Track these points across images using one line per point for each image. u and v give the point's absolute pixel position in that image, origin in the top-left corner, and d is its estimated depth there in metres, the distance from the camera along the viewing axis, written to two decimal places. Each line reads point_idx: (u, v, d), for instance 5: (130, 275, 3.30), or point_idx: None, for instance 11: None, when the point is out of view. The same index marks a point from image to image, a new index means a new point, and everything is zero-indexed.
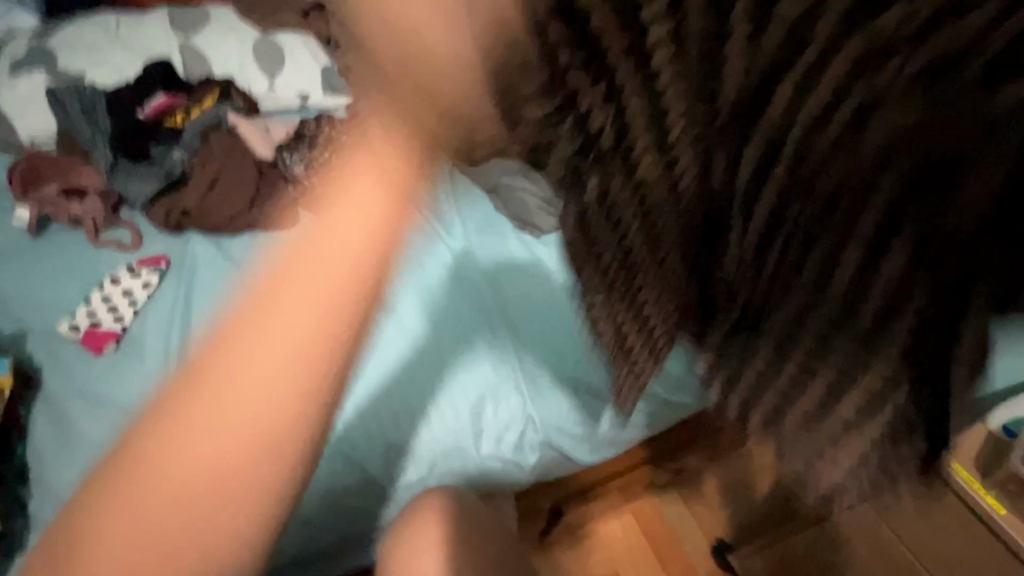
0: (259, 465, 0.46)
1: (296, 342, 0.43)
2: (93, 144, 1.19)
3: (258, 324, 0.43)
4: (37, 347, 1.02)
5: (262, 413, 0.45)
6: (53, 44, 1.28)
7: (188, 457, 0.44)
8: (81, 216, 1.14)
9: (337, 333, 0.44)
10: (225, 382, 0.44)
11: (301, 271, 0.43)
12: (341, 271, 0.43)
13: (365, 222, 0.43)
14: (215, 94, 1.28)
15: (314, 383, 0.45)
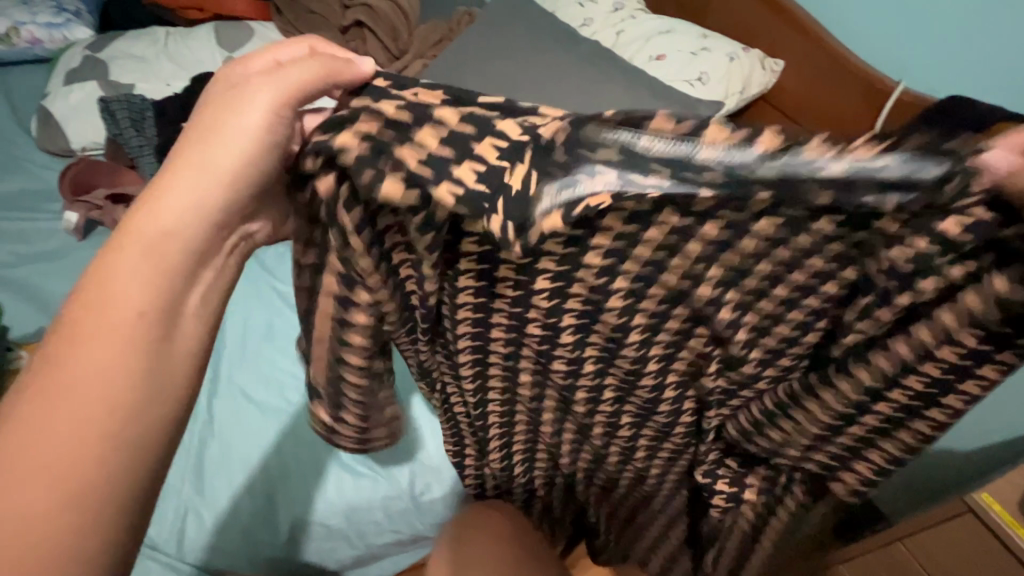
0: (118, 404, 0.45)
1: (155, 263, 0.48)
2: (138, 152, 1.17)
3: (118, 257, 0.47)
4: None
5: (113, 345, 0.46)
6: (107, 56, 1.34)
7: (49, 434, 0.42)
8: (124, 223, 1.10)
9: (195, 238, 0.50)
10: (87, 328, 0.45)
11: (173, 192, 0.49)
12: (218, 187, 0.50)
13: (248, 135, 0.50)
14: None
15: (169, 284, 0.49)
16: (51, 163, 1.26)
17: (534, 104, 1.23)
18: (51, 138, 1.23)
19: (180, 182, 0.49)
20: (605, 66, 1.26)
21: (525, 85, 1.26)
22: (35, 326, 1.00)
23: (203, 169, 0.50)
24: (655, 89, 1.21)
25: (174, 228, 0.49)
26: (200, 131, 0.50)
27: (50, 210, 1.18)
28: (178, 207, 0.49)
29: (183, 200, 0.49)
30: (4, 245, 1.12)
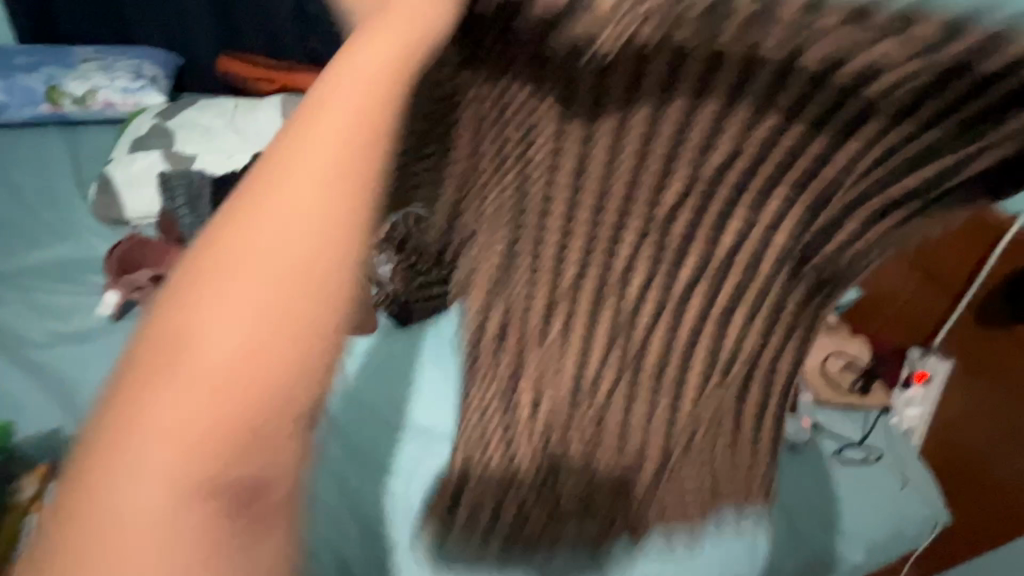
0: (261, 469, 0.29)
1: (289, 317, 0.29)
2: (193, 230, 1.09)
3: (199, 308, 0.28)
4: None
5: (219, 420, 0.27)
6: (175, 125, 1.34)
7: (105, 521, 0.26)
8: None
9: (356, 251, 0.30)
10: (154, 415, 0.27)
11: (275, 197, 0.29)
12: (352, 190, 0.30)
13: (339, 129, 0.30)
14: None
15: (324, 343, 0.29)
16: (102, 230, 1.16)
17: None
18: (106, 205, 1.16)
19: (268, 208, 0.29)
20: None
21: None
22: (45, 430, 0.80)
23: (309, 142, 0.30)
24: None
25: (280, 272, 0.29)
26: (296, 131, 0.30)
27: (85, 284, 1.03)
28: (282, 211, 0.29)
29: (304, 180, 0.29)
30: (39, 320, 0.96)
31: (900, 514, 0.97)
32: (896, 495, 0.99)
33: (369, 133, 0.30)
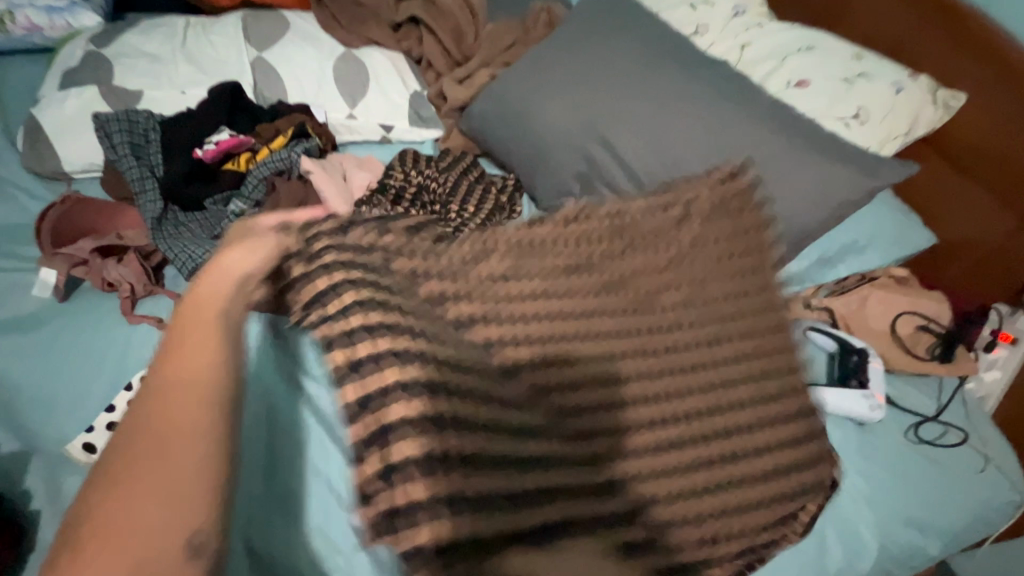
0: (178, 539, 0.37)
1: (138, 458, 0.38)
2: (139, 186, 0.89)
3: (125, 483, 0.38)
4: (41, 480, 0.65)
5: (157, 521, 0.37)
6: (113, 52, 1.09)
7: None
8: (117, 280, 0.81)
9: (208, 412, 0.41)
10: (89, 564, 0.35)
11: (157, 401, 0.41)
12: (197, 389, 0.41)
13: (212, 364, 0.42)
14: (288, 128, 1.00)
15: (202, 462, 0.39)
16: (37, 189, 0.96)
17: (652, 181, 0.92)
18: (39, 157, 0.96)
19: (162, 399, 0.41)
20: (736, 114, 0.91)
21: (628, 143, 0.94)
22: None
23: (176, 365, 0.42)
24: (855, 153, 0.87)
25: (156, 431, 0.40)
26: (168, 358, 0.42)
27: (24, 256, 0.86)
28: (160, 403, 0.40)
29: (178, 385, 0.41)
30: None
31: (982, 496, 0.86)
32: (976, 474, 0.87)
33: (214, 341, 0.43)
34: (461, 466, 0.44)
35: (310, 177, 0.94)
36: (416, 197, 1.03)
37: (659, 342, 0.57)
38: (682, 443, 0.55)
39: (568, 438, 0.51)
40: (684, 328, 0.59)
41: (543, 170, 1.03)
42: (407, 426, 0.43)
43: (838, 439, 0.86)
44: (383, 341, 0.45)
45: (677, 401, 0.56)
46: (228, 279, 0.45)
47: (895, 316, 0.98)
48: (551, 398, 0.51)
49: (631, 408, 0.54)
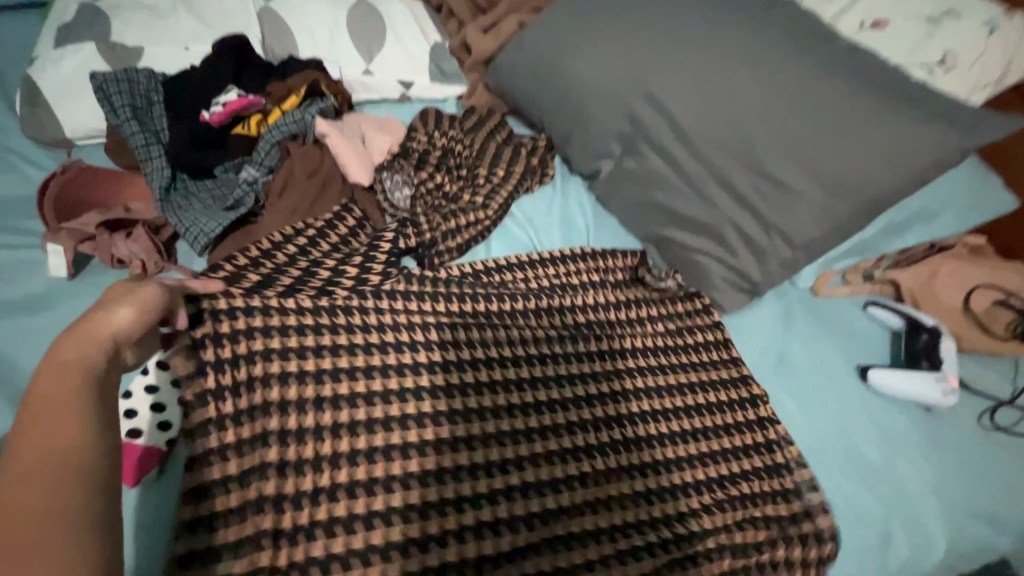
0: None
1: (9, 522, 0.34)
2: (144, 153, 0.82)
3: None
4: None
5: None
6: (109, 4, 1.00)
7: None
8: (127, 256, 0.76)
9: (83, 464, 0.38)
10: None
11: (15, 459, 0.37)
12: (58, 445, 0.38)
13: (87, 425, 0.40)
14: (301, 86, 0.92)
15: (78, 511, 0.36)
16: (39, 158, 0.90)
17: (706, 142, 0.83)
18: (38, 123, 0.89)
19: (14, 464, 0.36)
20: (810, 59, 0.79)
21: (680, 97, 0.83)
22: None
23: (38, 429, 0.38)
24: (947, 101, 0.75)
25: (16, 492, 0.35)
26: (24, 425, 0.39)
27: (31, 232, 0.81)
28: (22, 461, 0.37)
29: (33, 444, 0.38)
30: None
31: None
32: None
33: (83, 398, 0.41)
34: (432, 496, 0.60)
35: (325, 141, 0.86)
36: (441, 161, 0.95)
37: (596, 392, 0.74)
38: (618, 473, 0.69)
39: (534, 487, 0.65)
40: (602, 381, 0.75)
41: (580, 130, 0.93)
42: (275, 469, 0.56)
43: (902, 427, 0.79)
44: (261, 418, 0.58)
45: (606, 434, 0.71)
46: (80, 344, 0.45)
47: (969, 289, 0.89)
48: (499, 457, 0.65)
49: (573, 436, 0.69)
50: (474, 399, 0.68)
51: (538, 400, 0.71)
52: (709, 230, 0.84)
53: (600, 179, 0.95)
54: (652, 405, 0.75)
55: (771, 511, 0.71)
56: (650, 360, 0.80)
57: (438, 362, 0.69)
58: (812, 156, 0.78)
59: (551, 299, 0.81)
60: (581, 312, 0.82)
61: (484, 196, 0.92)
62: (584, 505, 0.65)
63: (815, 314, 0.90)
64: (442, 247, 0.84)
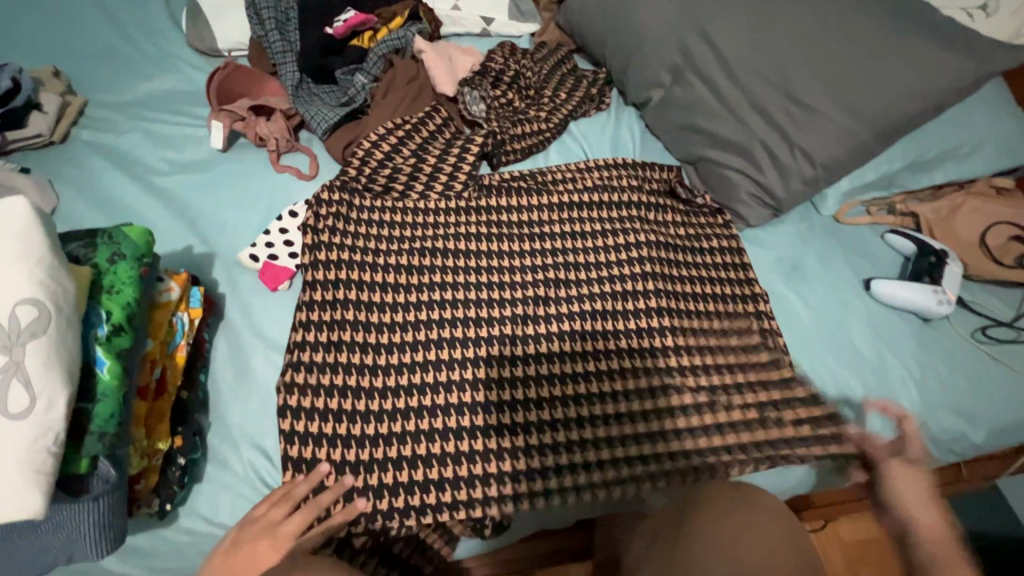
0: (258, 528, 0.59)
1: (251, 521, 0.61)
2: (281, 59, 1.03)
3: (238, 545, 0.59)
4: (222, 275, 0.84)
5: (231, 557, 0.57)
6: None
7: None
8: (266, 136, 0.98)
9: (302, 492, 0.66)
10: None
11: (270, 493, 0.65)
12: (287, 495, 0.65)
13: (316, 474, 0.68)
14: (404, 11, 1.11)
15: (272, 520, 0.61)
16: (198, 62, 1.13)
17: (746, 71, 0.94)
18: (199, 34, 1.12)
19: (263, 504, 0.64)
20: None
21: (727, 32, 0.95)
22: (179, 246, 0.86)
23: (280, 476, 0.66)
24: (967, 41, 0.84)
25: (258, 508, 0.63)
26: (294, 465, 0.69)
27: (195, 115, 1.05)
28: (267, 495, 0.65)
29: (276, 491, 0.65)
30: (155, 149, 0.99)
31: None
32: None
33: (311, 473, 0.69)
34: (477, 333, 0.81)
35: (421, 56, 1.05)
36: (513, 82, 1.11)
37: (620, 274, 0.90)
38: (632, 334, 0.85)
39: (555, 334, 0.84)
40: (623, 263, 0.91)
41: (636, 61, 1.06)
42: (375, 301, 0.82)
43: (898, 331, 0.90)
44: (358, 272, 0.83)
45: (622, 303, 0.87)
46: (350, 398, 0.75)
47: (988, 225, 0.96)
48: (530, 312, 0.84)
49: (590, 298, 0.87)
50: (523, 273, 0.88)
51: (573, 278, 0.89)
52: (741, 148, 0.96)
53: (650, 107, 1.07)
54: (668, 290, 0.90)
55: (754, 382, 0.85)
56: (672, 257, 0.94)
57: (491, 247, 0.90)
58: (839, 82, 0.88)
59: (594, 202, 0.97)
60: (618, 216, 0.97)
61: (547, 113, 1.07)
62: (601, 352, 0.83)
63: (835, 236, 1.01)
64: (509, 148, 1.01)
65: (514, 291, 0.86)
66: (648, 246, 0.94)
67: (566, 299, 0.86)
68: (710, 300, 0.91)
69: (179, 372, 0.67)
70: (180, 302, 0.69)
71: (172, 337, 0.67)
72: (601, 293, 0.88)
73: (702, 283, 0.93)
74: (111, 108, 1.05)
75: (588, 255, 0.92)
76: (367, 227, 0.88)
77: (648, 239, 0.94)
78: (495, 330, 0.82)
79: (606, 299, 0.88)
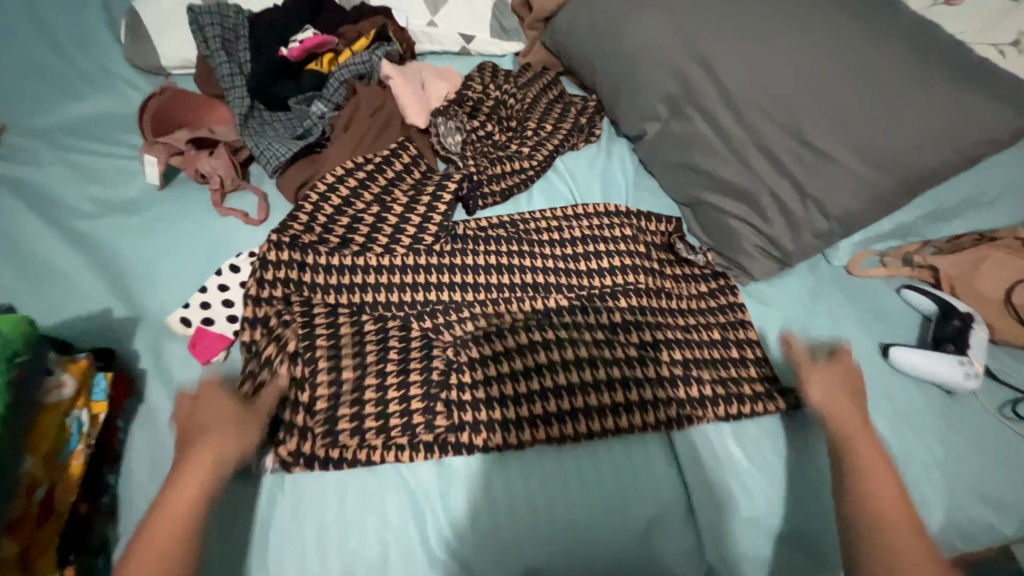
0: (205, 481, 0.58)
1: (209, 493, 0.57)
2: (228, 83, 0.91)
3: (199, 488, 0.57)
4: (146, 344, 0.71)
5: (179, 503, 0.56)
6: None
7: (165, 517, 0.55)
8: (208, 172, 0.86)
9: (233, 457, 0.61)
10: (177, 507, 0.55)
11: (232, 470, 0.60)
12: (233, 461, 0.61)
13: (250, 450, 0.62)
14: (371, 30, 0.99)
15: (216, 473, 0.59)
16: (137, 82, 1.00)
17: (752, 108, 0.84)
18: (139, 50, 0.99)
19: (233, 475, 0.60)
20: (868, 30, 0.78)
21: (731, 62, 0.84)
22: (98, 308, 0.73)
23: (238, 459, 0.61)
24: (1002, 84, 0.74)
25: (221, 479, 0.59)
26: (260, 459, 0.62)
27: (129, 146, 0.92)
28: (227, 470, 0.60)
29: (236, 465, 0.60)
30: (79, 184, 0.86)
31: None
32: None
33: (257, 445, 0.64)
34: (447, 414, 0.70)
35: (389, 83, 0.94)
36: (493, 110, 1.00)
37: (616, 331, 0.80)
38: (634, 409, 0.75)
39: (538, 414, 0.72)
40: (617, 322, 0.80)
41: (629, 89, 0.95)
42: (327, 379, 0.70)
43: (916, 403, 0.81)
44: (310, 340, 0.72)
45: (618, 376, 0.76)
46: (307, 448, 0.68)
47: (1013, 283, 0.85)
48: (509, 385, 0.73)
49: (581, 369, 0.76)
50: (501, 336, 0.76)
51: (564, 343, 0.77)
52: (746, 195, 0.86)
53: (644, 141, 0.96)
54: (671, 357, 0.80)
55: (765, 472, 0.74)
56: (668, 322, 0.83)
57: (464, 308, 0.78)
58: (857, 127, 0.78)
59: (581, 254, 0.87)
60: (611, 279, 0.86)
61: (532, 147, 0.96)
62: (598, 419, 0.73)
63: (845, 290, 0.91)
64: (487, 189, 0.90)
65: (489, 360, 0.74)
66: (644, 311, 0.82)
67: (553, 368, 0.75)
68: (713, 372, 0.80)
69: (74, 489, 0.54)
70: (77, 397, 0.56)
71: (63, 444, 0.54)
72: (590, 364, 0.76)
73: (705, 351, 0.82)
74: (32, 133, 0.92)
75: (575, 316, 0.80)
76: (322, 285, 0.77)
77: (642, 302, 0.83)
78: (467, 408, 0.70)
79: (598, 372, 0.76)
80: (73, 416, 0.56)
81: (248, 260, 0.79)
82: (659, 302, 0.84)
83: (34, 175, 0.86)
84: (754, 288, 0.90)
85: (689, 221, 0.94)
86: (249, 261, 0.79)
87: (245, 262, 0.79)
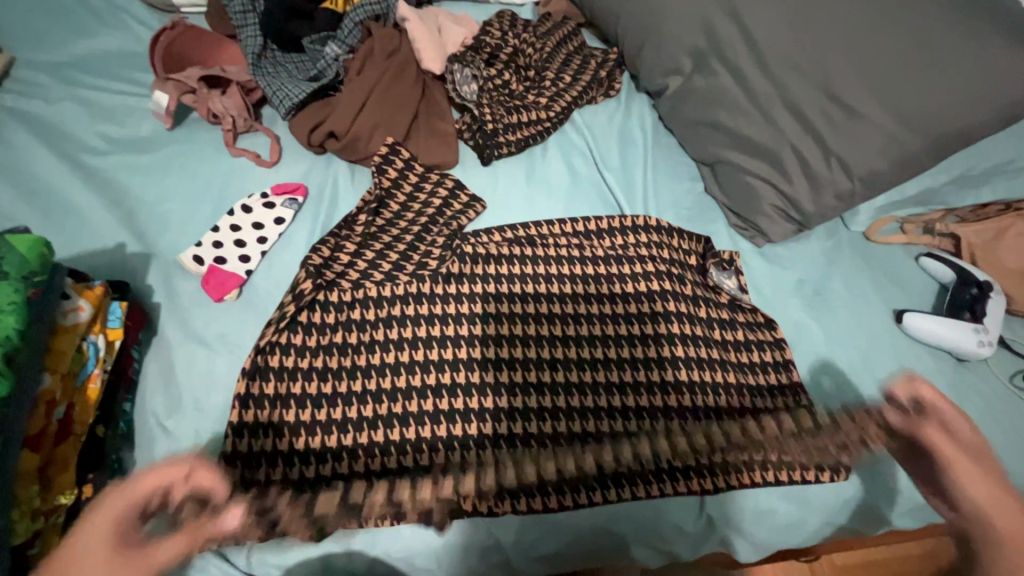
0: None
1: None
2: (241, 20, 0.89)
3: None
4: (158, 280, 0.72)
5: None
6: None
7: None
8: (220, 112, 0.84)
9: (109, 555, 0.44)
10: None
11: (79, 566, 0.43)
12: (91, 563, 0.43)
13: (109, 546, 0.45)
14: None
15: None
16: (148, 19, 0.98)
17: (783, 62, 0.80)
18: None
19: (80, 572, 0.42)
20: None
21: (762, 14, 0.80)
22: (111, 244, 0.74)
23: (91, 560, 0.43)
24: None
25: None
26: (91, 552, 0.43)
27: (141, 84, 0.90)
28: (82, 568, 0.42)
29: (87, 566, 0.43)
30: (91, 121, 0.85)
31: None
32: None
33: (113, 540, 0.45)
34: (454, 366, 0.70)
35: (404, 25, 0.91)
36: (511, 59, 0.97)
37: (639, 334, 0.77)
38: (639, 371, 0.75)
39: (545, 374, 0.72)
40: (629, 283, 0.80)
41: (653, 44, 0.91)
42: (337, 324, 0.70)
43: (926, 370, 0.80)
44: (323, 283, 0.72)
45: (623, 338, 0.76)
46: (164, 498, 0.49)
47: None
48: (517, 345, 0.73)
49: (590, 325, 0.77)
50: (513, 288, 0.77)
51: (576, 311, 0.77)
52: (768, 153, 0.84)
53: (666, 97, 0.94)
54: (691, 328, 0.78)
55: (775, 429, 0.73)
56: (692, 331, 0.78)
57: (475, 259, 0.78)
58: (891, 83, 0.75)
59: (601, 225, 0.84)
60: (630, 270, 0.81)
61: (548, 99, 0.94)
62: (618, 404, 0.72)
63: (864, 257, 0.90)
64: (502, 140, 0.88)
65: (500, 312, 0.75)
66: (657, 271, 0.82)
67: (565, 335, 0.76)
68: (725, 334, 0.79)
69: (94, 407, 0.57)
70: (93, 322, 0.58)
71: (82, 365, 0.56)
72: (600, 320, 0.77)
73: (719, 312, 0.80)
74: (42, 68, 0.90)
75: (585, 274, 0.80)
76: (337, 232, 0.77)
77: (656, 263, 0.82)
78: (480, 357, 0.72)
79: (609, 331, 0.77)
80: (89, 340, 0.58)
81: (257, 199, 0.79)
82: (673, 261, 0.83)
83: (46, 109, 0.85)
84: (770, 250, 0.88)
85: (705, 179, 0.92)
86: (260, 200, 0.79)
87: (255, 200, 0.79)
